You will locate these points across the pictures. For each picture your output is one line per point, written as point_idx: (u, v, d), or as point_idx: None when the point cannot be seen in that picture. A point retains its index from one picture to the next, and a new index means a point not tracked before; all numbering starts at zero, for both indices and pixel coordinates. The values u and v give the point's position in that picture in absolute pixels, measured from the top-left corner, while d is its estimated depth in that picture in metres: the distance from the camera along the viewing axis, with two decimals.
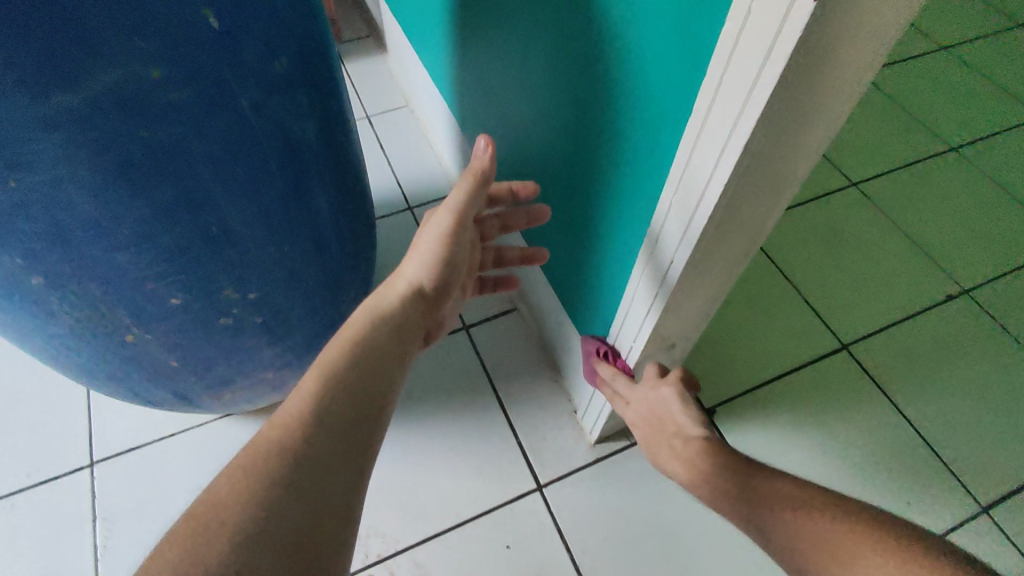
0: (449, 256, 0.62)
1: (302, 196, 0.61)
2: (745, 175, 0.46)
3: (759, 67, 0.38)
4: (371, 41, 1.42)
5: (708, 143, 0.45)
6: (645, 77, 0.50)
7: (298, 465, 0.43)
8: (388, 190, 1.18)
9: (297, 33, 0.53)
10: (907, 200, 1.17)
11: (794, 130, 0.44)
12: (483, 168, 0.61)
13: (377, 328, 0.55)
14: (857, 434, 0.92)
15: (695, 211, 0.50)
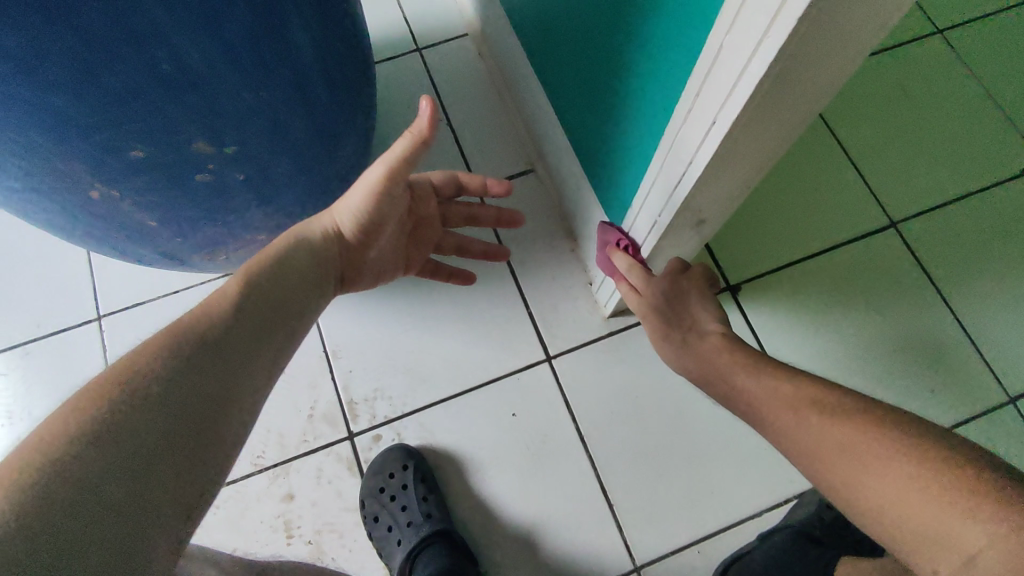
0: (376, 212, 0.55)
1: (276, 27, 0.51)
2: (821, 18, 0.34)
3: None
4: None
5: (746, 27, 0.37)
6: None
7: (210, 361, 0.43)
8: (393, 27, 1.03)
9: None
10: (1004, 50, 0.99)
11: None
12: (420, 139, 0.49)
13: (297, 252, 0.53)
14: (887, 318, 0.86)
15: (747, 64, 0.39)
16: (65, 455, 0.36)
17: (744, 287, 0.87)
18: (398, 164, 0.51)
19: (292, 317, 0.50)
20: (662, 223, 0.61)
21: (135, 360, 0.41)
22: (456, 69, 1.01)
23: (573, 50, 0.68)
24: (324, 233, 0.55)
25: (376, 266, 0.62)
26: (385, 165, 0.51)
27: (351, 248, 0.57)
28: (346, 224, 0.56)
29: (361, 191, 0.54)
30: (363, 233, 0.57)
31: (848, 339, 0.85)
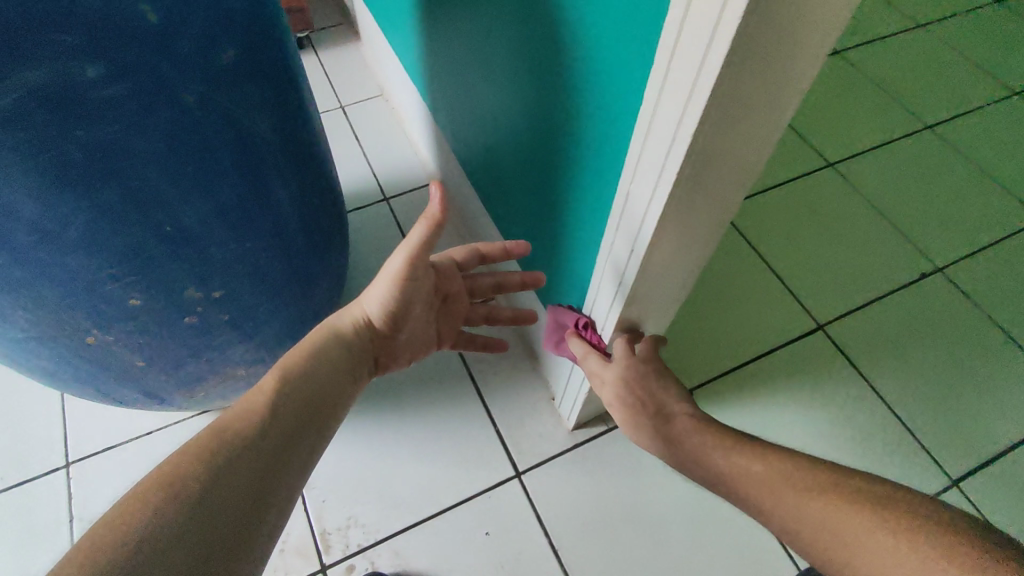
0: (400, 299, 0.60)
1: (261, 191, 0.60)
2: (695, 162, 0.45)
3: (678, 119, 0.41)
4: (344, 28, 1.44)
5: (644, 174, 0.48)
6: (594, 81, 0.51)
7: (246, 469, 0.45)
8: (364, 181, 1.18)
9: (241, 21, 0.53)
10: (884, 180, 1.22)
11: (744, 116, 0.42)
12: (433, 223, 0.55)
13: (329, 345, 0.58)
14: (837, 398, 0.97)
15: (650, 199, 0.49)
16: (113, 557, 0.36)
17: (699, 390, 0.97)
18: (415, 251, 0.56)
19: (330, 404, 0.54)
20: (606, 337, 0.69)
21: (180, 463, 0.42)
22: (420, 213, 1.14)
23: (518, 195, 0.80)
24: (354, 324, 0.60)
25: (404, 347, 0.66)
26: (404, 255, 0.56)
27: (381, 335, 0.62)
28: (375, 313, 0.61)
29: (383, 281, 0.59)
30: (391, 320, 0.62)
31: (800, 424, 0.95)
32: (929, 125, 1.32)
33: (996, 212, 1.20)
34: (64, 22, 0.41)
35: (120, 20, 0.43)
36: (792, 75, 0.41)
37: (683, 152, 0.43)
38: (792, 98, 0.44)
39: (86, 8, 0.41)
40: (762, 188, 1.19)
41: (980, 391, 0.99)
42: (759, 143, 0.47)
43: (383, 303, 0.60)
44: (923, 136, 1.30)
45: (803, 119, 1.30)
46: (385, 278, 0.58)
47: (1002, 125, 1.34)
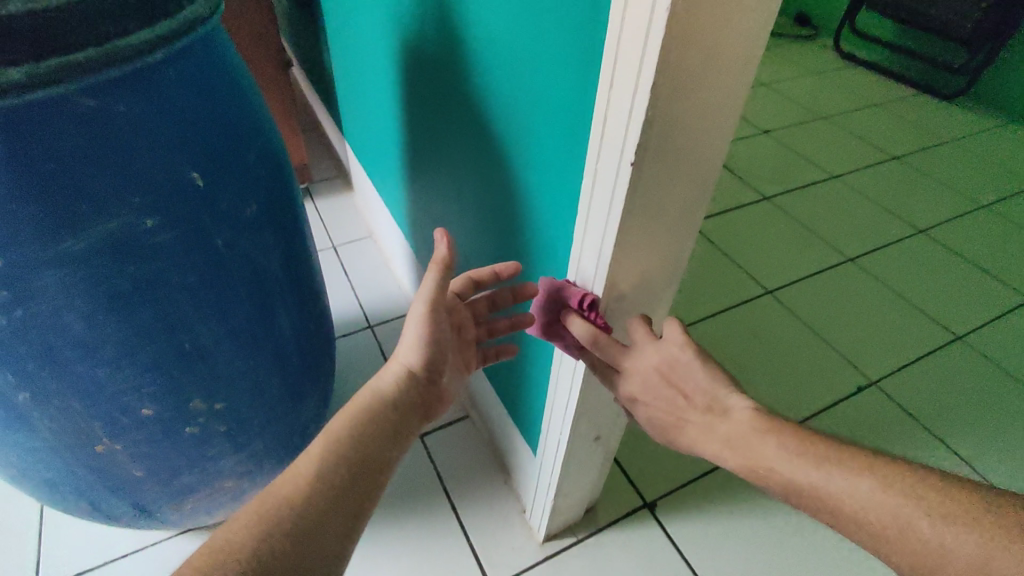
0: (432, 342, 0.64)
1: (266, 317, 0.71)
2: (616, 285, 0.57)
3: (594, 268, 0.56)
4: (340, 182, 1.66)
5: (576, 307, 0.62)
6: (541, 229, 0.66)
7: (285, 544, 0.47)
8: (352, 311, 1.30)
9: (264, 185, 0.68)
10: (815, 305, 1.39)
11: (643, 265, 0.57)
12: (444, 262, 0.64)
13: (376, 406, 0.59)
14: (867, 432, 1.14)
15: (586, 316, 0.61)
16: None
17: (662, 502, 1.01)
18: (434, 288, 0.63)
19: (379, 462, 0.56)
20: (562, 448, 0.77)
21: (228, 540, 0.47)
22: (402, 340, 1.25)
23: None
24: (396, 381, 0.62)
25: (445, 387, 0.69)
26: (426, 298, 0.63)
27: (424, 386, 0.65)
28: (413, 363, 0.64)
29: (413, 328, 0.64)
30: (429, 364, 0.65)
31: None
32: (851, 257, 1.52)
33: (918, 332, 1.34)
34: (137, 187, 0.54)
35: (176, 184, 0.57)
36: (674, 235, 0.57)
37: (605, 276, 0.56)
38: (685, 238, 0.58)
39: (153, 178, 0.55)
40: (709, 312, 1.34)
41: None
42: (660, 286, 0.61)
43: (417, 346, 0.64)
44: (846, 268, 1.49)
45: (740, 254, 1.49)
46: (414, 324, 0.64)
47: (914, 259, 1.54)
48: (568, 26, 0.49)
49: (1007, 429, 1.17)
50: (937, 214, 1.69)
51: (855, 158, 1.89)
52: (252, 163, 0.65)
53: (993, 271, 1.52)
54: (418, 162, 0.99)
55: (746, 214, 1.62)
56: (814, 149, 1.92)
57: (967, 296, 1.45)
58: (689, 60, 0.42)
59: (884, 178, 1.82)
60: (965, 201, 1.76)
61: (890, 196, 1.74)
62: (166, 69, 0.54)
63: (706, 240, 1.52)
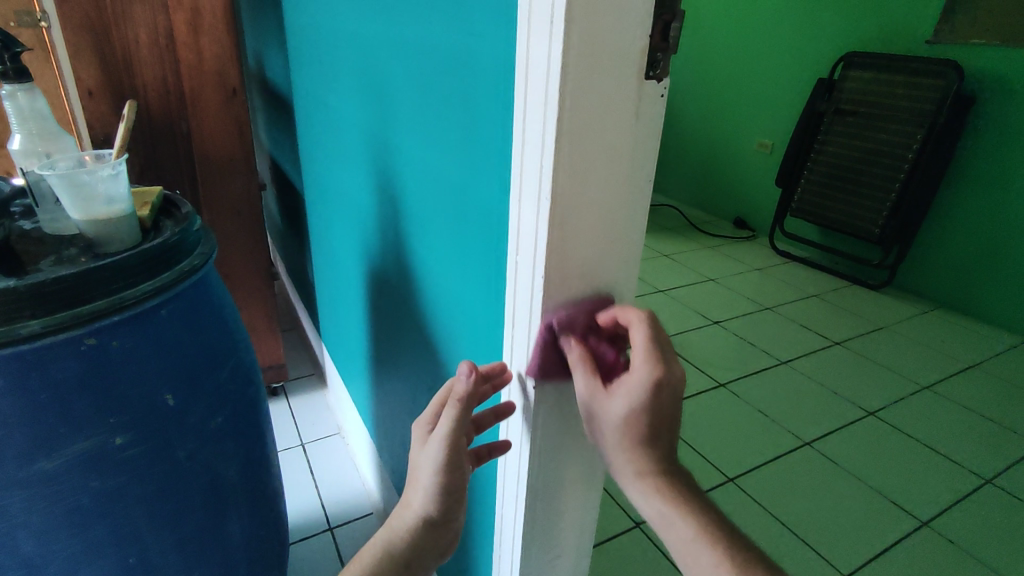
0: (448, 490, 0.60)
1: (217, 527, 0.74)
2: (540, 486, 0.63)
3: (517, 470, 0.63)
4: (315, 379, 1.74)
5: (507, 508, 0.66)
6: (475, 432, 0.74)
7: None
8: (313, 511, 1.29)
9: (232, 399, 0.75)
10: (776, 490, 1.41)
11: (562, 465, 0.64)
12: (466, 398, 0.58)
13: (386, 563, 0.61)
14: None
15: (516, 519, 0.65)
16: None
17: None
18: (454, 431, 0.58)
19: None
20: None
21: None
22: (362, 542, 1.23)
23: None
24: (409, 531, 0.62)
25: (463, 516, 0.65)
26: (444, 447, 0.58)
27: (439, 530, 0.63)
28: (427, 513, 0.61)
29: (427, 474, 0.60)
30: (445, 509, 0.61)
31: None
32: (807, 441, 1.57)
33: (882, 519, 1.35)
34: (115, 409, 0.62)
35: (149, 405, 0.64)
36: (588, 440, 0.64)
37: (527, 479, 0.61)
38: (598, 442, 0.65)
39: (131, 400, 0.63)
40: None
41: None
42: (582, 485, 0.67)
43: (432, 496, 0.60)
44: (804, 453, 1.53)
45: (700, 441, 1.54)
46: (430, 473, 0.60)
47: (868, 441, 1.59)
48: (483, 271, 0.63)
49: None
50: (884, 397, 1.79)
51: (801, 344, 2.05)
52: (223, 380, 0.74)
53: (946, 453, 1.57)
54: (381, 367, 1.09)
55: (703, 400, 1.71)
56: (763, 336, 2.08)
57: (925, 479, 1.48)
58: (569, 303, 0.54)
59: (830, 362, 1.95)
60: (908, 383, 1.87)
61: (837, 379, 1.86)
62: (159, 308, 0.66)
63: None
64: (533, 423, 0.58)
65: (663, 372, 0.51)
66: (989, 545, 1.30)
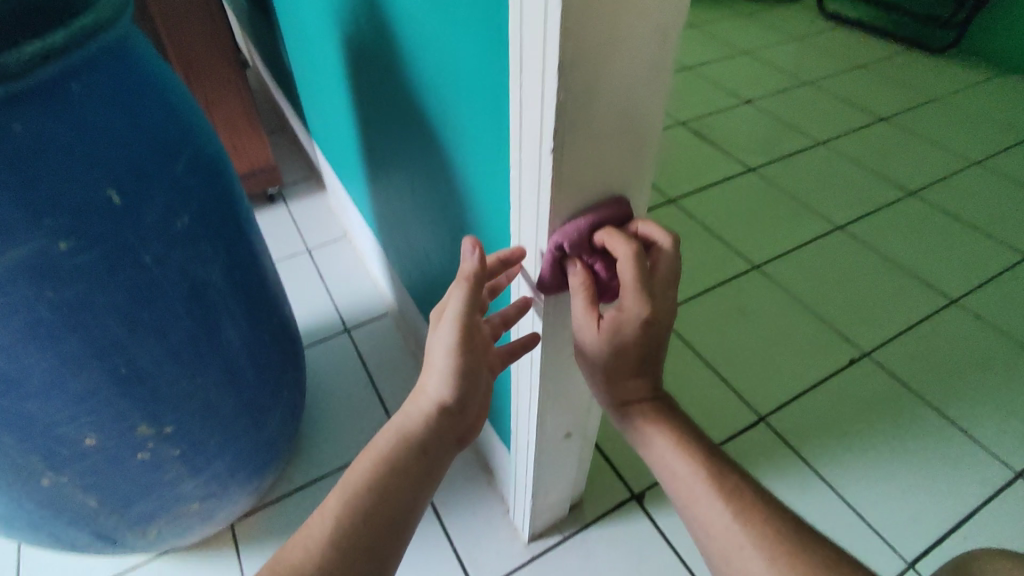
0: (466, 367, 0.51)
1: (211, 334, 0.68)
2: (560, 275, 0.53)
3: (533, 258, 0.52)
4: (312, 183, 1.62)
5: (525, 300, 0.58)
6: (480, 217, 0.63)
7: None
8: (328, 315, 1.28)
9: (198, 196, 0.64)
10: (803, 275, 1.35)
11: None
12: (475, 275, 0.50)
13: (401, 453, 0.51)
14: (972, 377, 1.16)
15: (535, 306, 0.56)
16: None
17: (649, 493, 0.98)
18: (464, 309, 0.50)
19: (404, 515, 0.49)
20: (531, 445, 0.74)
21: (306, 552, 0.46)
22: (380, 341, 1.22)
23: None
24: (425, 415, 0.52)
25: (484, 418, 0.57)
26: (456, 323, 0.50)
27: (459, 418, 0.53)
28: (445, 392, 0.51)
29: (440, 350, 0.51)
30: (462, 397, 0.52)
31: (844, 419, 1.08)
32: (841, 225, 1.47)
33: (911, 299, 1.30)
34: (48, 209, 0.51)
35: (92, 202, 0.54)
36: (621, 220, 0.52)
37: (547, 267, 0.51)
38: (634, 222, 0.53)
39: (65, 197, 0.52)
40: (692, 293, 1.30)
41: (923, 473, 1.02)
42: None
43: (448, 380, 0.51)
44: (836, 237, 1.44)
45: (726, 231, 1.44)
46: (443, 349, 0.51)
47: (905, 223, 1.49)
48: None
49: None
50: (928, 175, 1.64)
51: (843, 120, 1.84)
52: (180, 171, 0.62)
53: (987, 231, 1.47)
54: (373, 159, 0.96)
55: (731, 187, 1.57)
56: (801, 114, 1.87)
57: (962, 258, 1.40)
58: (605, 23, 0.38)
59: (873, 139, 1.77)
60: (957, 159, 1.70)
61: (880, 158, 1.69)
62: (66, 81, 0.51)
63: (687, 218, 1.47)
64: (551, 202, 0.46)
65: (652, 308, 0.49)
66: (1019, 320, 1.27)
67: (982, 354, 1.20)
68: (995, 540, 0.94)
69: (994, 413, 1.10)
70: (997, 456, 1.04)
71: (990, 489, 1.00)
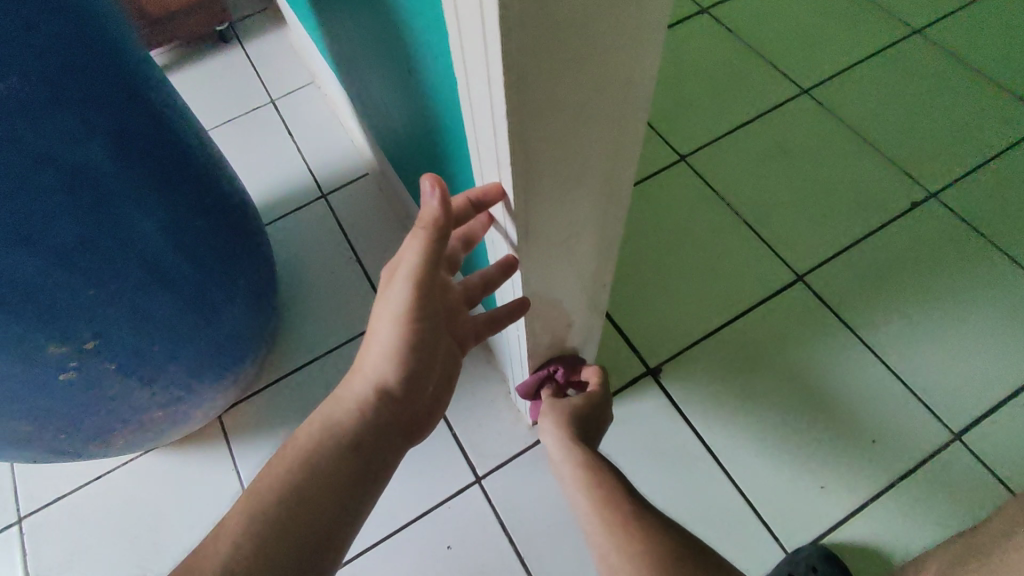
0: (415, 347, 0.42)
1: (113, 228, 0.54)
2: (536, 141, 0.34)
3: (490, 113, 0.33)
4: (267, 13, 1.34)
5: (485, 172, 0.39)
6: (423, 48, 0.43)
7: None
8: (300, 178, 1.11)
9: (51, 37, 0.46)
10: (865, 98, 1.10)
11: (574, 102, 0.34)
12: (437, 223, 0.37)
13: (339, 441, 0.43)
14: None
15: (503, 214, 0.41)
16: None
17: (666, 367, 0.88)
18: (420, 273, 0.40)
19: (346, 512, 0.41)
20: (523, 340, 0.62)
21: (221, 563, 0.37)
22: (361, 207, 1.07)
23: (424, 183, 0.72)
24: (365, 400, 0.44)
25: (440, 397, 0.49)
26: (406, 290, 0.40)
27: (408, 402, 0.45)
28: (388, 375, 0.43)
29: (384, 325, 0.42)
30: (412, 377, 0.44)
31: (896, 275, 0.93)
32: (918, 29, 1.18)
33: (998, 122, 1.06)
34: None
35: None
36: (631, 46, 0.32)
37: (509, 132, 0.32)
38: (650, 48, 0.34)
39: None
40: (724, 130, 1.08)
41: (986, 334, 0.88)
42: (609, 121, 0.38)
43: (394, 356, 0.42)
44: (911, 45, 1.16)
45: (770, 47, 1.17)
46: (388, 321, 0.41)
47: (1000, 21, 1.18)
48: None
49: None
50: None
51: None
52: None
53: None
54: None
55: None
56: None
57: None
58: None
59: None
60: None
61: None
62: None
63: (722, 32, 1.19)
64: (501, 26, 0.26)
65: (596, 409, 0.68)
66: None
67: None
68: None
69: None
70: None
71: None
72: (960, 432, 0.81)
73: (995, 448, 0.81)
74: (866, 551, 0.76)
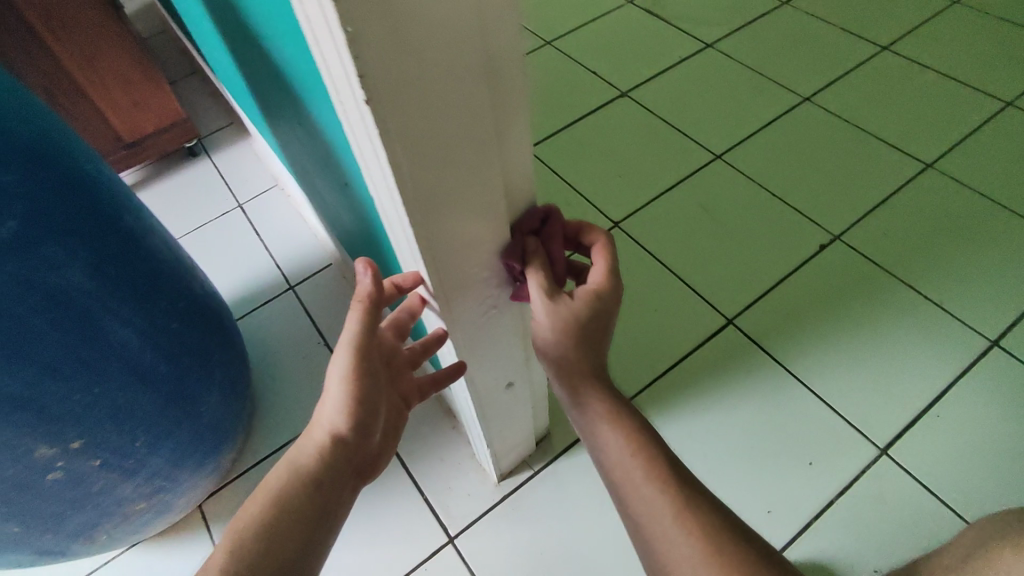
0: (363, 398, 0.48)
1: (95, 337, 0.62)
2: (440, 238, 0.44)
3: (400, 221, 0.42)
4: (232, 127, 1.47)
5: (407, 264, 0.48)
6: (353, 170, 0.52)
7: None
8: (268, 274, 1.20)
9: (30, 188, 0.55)
10: (770, 159, 1.24)
11: (467, 207, 0.43)
12: (371, 296, 0.46)
13: (295, 490, 0.46)
14: (948, 245, 1.09)
15: (427, 293, 0.50)
16: None
17: None
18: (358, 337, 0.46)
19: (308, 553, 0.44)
20: (471, 401, 0.70)
21: None
22: (327, 295, 1.16)
23: None
24: (320, 453, 0.48)
25: (385, 451, 0.54)
26: (349, 347, 0.46)
27: (359, 450, 0.50)
28: (340, 425, 0.48)
29: (333, 383, 0.48)
30: (361, 427, 0.49)
31: (813, 311, 1.03)
32: (807, 96, 1.35)
33: (884, 169, 1.21)
34: None
35: None
36: (501, 162, 0.42)
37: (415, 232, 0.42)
38: (519, 161, 0.44)
39: None
40: (651, 197, 1.20)
41: (898, 356, 0.98)
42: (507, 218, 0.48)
43: (343, 410, 0.48)
44: (802, 111, 1.32)
45: (684, 120, 1.32)
46: (336, 378, 0.47)
47: (877, 85, 1.36)
48: None
49: (1003, 246, 1.08)
50: (902, 26, 1.49)
51: None
52: None
53: (966, 81, 1.35)
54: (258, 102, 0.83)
55: (688, 68, 1.42)
56: None
57: (939, 116, 1.29)
58: None
59: None
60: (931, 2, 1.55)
61: (854, 11, 1.54)
62: None
63: (641, 111, 1.34)
64: (391, 164, 0.36)
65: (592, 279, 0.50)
66: (996, 174, 1.19)
67: (957, 219, 1.13)
68: (971, 414, 0.92)
69: (972, 282, 1.05)
70: (972, 326, 1.00)
71: (965, 360, 0.97)
72: (884, 449, 0.89)
73: (919, 460, 0.89)
74: (816, 568, 0.82)
